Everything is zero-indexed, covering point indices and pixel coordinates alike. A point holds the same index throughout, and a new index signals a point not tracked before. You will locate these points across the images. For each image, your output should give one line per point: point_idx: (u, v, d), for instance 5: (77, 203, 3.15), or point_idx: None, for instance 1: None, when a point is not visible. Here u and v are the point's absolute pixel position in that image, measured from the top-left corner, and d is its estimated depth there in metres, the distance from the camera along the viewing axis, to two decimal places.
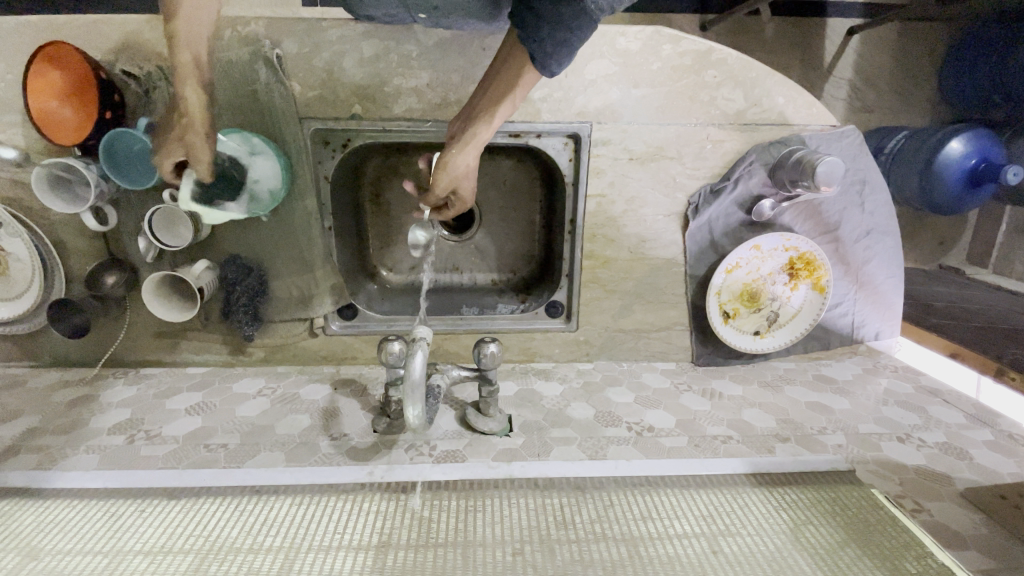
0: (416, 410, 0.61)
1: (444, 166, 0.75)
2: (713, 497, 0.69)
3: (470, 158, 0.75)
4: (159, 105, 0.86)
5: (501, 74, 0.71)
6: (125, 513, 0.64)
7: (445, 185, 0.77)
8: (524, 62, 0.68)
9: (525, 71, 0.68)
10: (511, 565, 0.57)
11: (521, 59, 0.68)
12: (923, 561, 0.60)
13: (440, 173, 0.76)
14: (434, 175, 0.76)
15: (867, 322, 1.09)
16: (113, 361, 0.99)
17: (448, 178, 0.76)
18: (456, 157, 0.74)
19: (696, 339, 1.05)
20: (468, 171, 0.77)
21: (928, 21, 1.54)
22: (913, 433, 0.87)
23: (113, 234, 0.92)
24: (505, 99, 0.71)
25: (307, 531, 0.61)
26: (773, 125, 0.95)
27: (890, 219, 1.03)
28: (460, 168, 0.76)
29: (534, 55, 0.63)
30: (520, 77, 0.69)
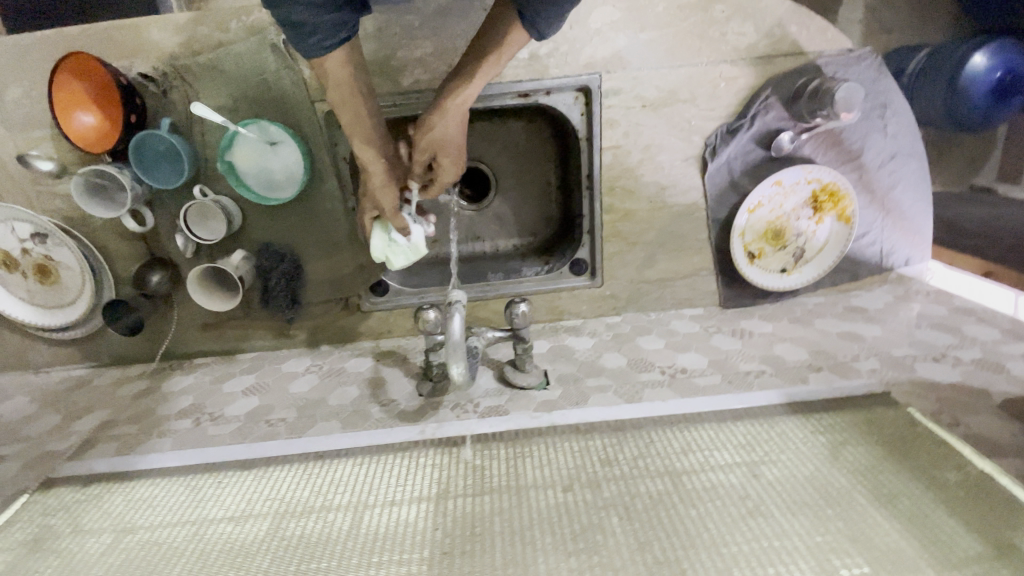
0: (460, 367, 0.64)
1: (422, 129, 0.73)
2: (751, 428, 0.71)
3: (449, 125, 0.71)
4: (178, 104, 0.88)
5: (486, 35, 0.68)
6: (205, 485, 0.70)
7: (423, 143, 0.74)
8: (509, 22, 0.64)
9: (512, 31, 0.65)
10: (563, 503, 0.61)
11: (507, 17, 0.64)
12: (961, 470, 0.62)
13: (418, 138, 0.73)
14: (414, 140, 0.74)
15: (896, 249, 1.07)
16: (167, 354, 1.05)
17: (425, 143, 0.73)
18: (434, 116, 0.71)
19: (723, 281, 1.05)
20: (448, 138, 0.73)
21: None
22: (948, 352, 0.87)
23: (151, 234, 0.96)
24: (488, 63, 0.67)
25: (371, 488, 0.66)
26: (788, 55, 0.93)
27: (915, 140, 1.01)
28: (439, 135, 0.72)
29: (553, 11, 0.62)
30: (505, 38, 0.65)
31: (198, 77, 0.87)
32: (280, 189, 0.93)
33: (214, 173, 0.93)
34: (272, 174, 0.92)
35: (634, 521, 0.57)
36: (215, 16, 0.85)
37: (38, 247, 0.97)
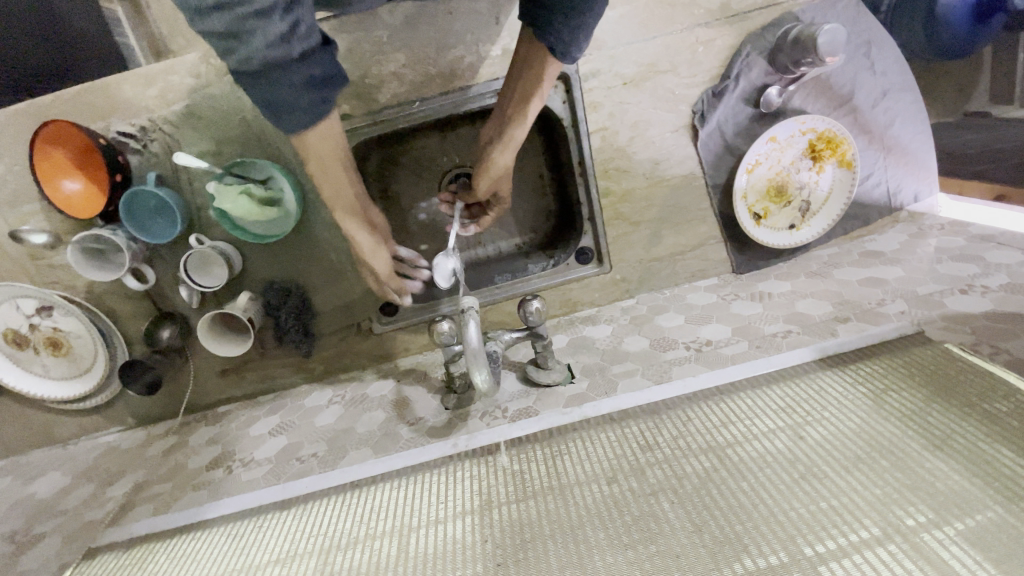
0: (484, 374, 0.62)
1: (481, 173, 0.78)
2: (788, 390, 0.69)
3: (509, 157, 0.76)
4: (161, 156, 0.88)
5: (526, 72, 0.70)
6: (246, 532, 0.69)
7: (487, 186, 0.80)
8: (546, 56, 0.66)
9: (550, 63, 0.66)
10: (609, 495, 0.59)
11: (544, 51, 0.66)
12: (1012, 400, 0.59)
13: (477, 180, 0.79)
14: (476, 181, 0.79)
15: (903, 187, 1.05)
16: (190, 407, 1.05)
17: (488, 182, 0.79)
18: (495, 162, 0.76)
19: (732, 247, 1.03)
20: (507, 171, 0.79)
21: None
22: (975, 282, 0.84)
23: (155, 290, 0.96)
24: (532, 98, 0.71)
25: (413, 511, 0.64)
26: (762, 9, 0.91)
27: (905, 74, 0.99)
28: (498, 171, 0.77)
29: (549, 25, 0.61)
30: (545, 69, 0.67)
31: (177, 126, 0.87)
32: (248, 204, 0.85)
33: (208, 220, 0.92)
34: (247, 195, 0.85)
35: (686, 504, 0.55)
36: (184, 63, 0.85)
37: (45, 321, 0.97)
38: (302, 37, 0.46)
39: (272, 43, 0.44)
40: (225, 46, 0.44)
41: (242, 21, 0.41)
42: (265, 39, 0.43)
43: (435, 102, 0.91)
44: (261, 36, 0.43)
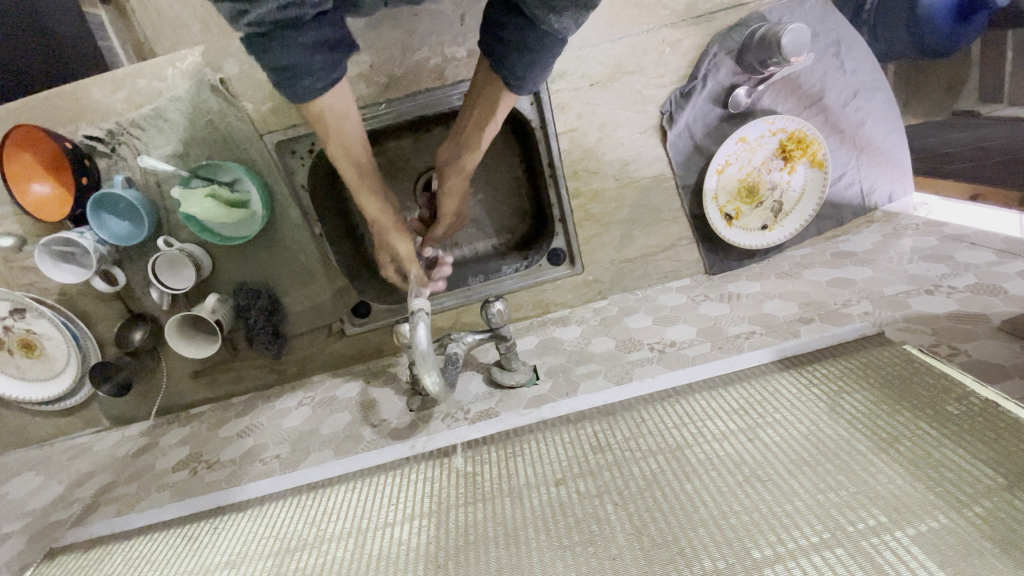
0: (433, 377, 0.63)
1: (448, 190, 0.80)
2: (744, 391, 0.69)
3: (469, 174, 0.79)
4: (129, 159, 0.89)
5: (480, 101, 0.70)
6: (202, 534, 0.69)
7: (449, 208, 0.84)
8: (499, 90, 0.65)
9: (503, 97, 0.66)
10: (556, 497, 0.59)
11: (496, 87, 0.65)
12: (964, 402, 0.59)
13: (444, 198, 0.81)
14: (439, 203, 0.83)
15: (877, 186, 1.04)
16: (163, 408, 1.05)
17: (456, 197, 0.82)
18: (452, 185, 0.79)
19: (704, 248, 1.03)
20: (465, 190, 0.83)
21: None
22: (942, 282, 0.84)
23: (126, 292, 0.96)
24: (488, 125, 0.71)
25: (366, 513, 0.64)
26: (728, 9, 0.91)
27: (876, 72, 0.98)
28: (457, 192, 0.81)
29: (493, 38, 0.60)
30: (498, 102, 0.67)
31: (143, 129, 0.88)
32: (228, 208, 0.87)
33: (177, 222, 0.93)
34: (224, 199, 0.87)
35: (630, 506, 0.55)
36: (151, 66, 0.86)
37: (19, 323, 0.98)
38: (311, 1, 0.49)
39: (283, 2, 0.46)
40: (242, 8, 0.46)
41: None
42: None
43: (402, 104, 0.92)
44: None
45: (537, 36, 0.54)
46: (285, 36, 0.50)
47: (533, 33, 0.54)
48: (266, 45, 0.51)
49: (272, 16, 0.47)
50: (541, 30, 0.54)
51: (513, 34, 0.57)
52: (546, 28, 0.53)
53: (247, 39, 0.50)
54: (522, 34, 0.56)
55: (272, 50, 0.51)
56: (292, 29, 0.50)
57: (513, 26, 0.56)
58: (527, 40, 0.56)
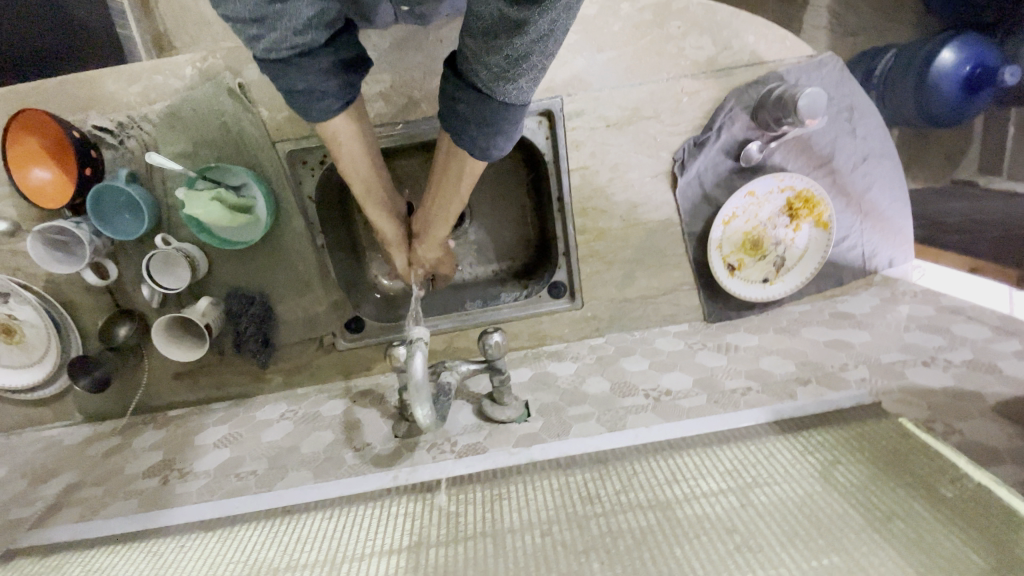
0: (425, 409, 0.60)
1: (424, 238, 0.80)
2: (738, 452, 0.68)
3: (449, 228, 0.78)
4: (137, 153, 0.87)
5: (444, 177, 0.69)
6: (166, 550, 0.66)
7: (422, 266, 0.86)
8: (463, 160, 0.62)
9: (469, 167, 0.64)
10: (541, 548, 0.57)
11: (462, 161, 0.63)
12: (958, 484, 0.58)
13: (421, 244, 0.81)
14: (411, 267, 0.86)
15: (878, 251, 1.05)
16: (139, 408, 1.02)
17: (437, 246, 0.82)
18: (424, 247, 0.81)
19: (705, 295, 1.03)
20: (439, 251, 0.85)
21: None
22: (938, 354, 0.84)
23: (116, 286, 0.94)
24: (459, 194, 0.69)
25: (341, 543, 0.62)
26: (747, 65, 0.93)
27: (885, 140, 1.00)
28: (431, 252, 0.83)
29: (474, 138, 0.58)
30: (466, 174, 0.65)
31: (155, 125, 0.86)
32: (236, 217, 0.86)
33: (178, 220, 0.91)
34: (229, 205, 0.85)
35: (616, 563, 0.54)
36: (170, 64, 0.85)
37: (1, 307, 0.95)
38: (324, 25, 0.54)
39: (297, 27, 0.51)
40: (258, 33, 0.51)
41: (269, 6, 0.48)
42: (292, 24, 0.51)
43: (418, 125, 0.92)
44: (287, 19, 0.50)
45: (496, 109, 0.53)
46: (301, 63, 0.55)
47: (492, 103, 0.52)
48: (282, 70, 0.55)
49: (288, 41, 0.52)
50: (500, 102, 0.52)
51: (469, 108, 0.54)
52: (502, 100, 0.52)
53: (264, 61, 0.55)
54: (477, 107, 0.53)
55: (287, 73, 0.55)
56: (309, 56, 0.55)
57: (468, 101, 0.54)
58: (485, 112, 0.53)
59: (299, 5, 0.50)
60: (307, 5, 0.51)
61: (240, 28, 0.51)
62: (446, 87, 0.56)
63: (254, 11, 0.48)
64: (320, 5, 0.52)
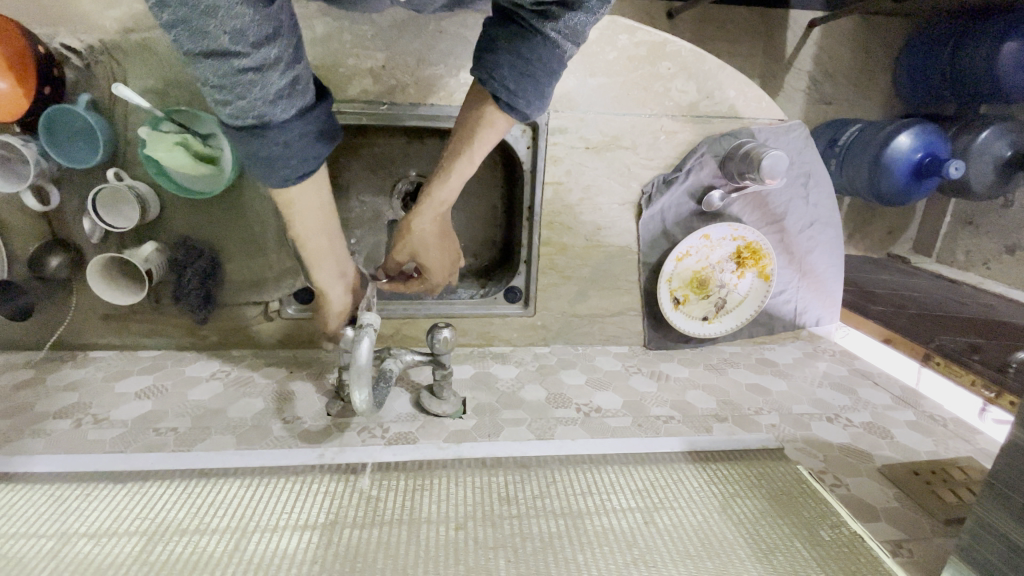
0: (362, 394, 0.61)
1: (421, 202, 0.74)
2: (651, 474, 0.73)
3: (450, 190, 0.73)
4: (102, 80, 0.83)
5: (463, 128, 0.71)
6: (69, 497, 0.64)
7: (406, 244, 0.79)
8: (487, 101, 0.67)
9: (491, 108, 0.67)
10: (453, 541, 0.59)
11: (488, 99, 0.67)
12: (836, 529, 0.65)
13: (414, 210, 0.75)
14: (397, 242, 0.79)
15: (809, 309, 1.14)
16: (59, 344, 0.97)
17: (431, 214, 0.74)
18: (415, 219, 0.75)
19: (648, 323, 1.09)
20: (428, 237, 0.78)
21: (873, 33, 1.80)
22: (841, 413, 0.93)
23: (55, 215, 0.89)
24: (475, 137, 0.69)
25: (255, 513, 0.62)
26: (724, 117, 0.98)
27: (832, 210, 1.09)
28: (418, 233, 0.77)
29: (498, 94, 0.64)
30: (485, 115, 0.67)
31: (127, 56, 0.82)
32: (199, 167, 0.82)
33: (135, 158, 0.87)
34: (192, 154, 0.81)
35: (521, 564, 0.57)
36: None
37: None
38: (297, 93, 0.56)
39: (268, 95, 0.52)
40: (226, 97, 0.51)
41: (242, 73, 0.49)
42: (263, 92, 0.51)
43: (404, 110, 0.92)
44: (259, 88, 0.51)
45: (535, 44, 0.61)
46: (266, 128, 0.55)
47: (529, 41, 0.61)
48: (246, 135, 0.55)
49: (256, 109, 0.52)
50: (538, 39, 0.61)
51: (507, 44, 0.62)
52: (544, 38, 0.61)
53: (227, 125, 0.55)
54: (515, 42, 0.62)
55: (251, 140, 0.55)
56: (277, 122, 0.55)
57: (507, 38, 0.62)
58: (519, 46, 0.61)
59: (271, 73, 0.51)
60: (278, 75, 0.52)
61: (209, 90, 0.51)
62: (487, 32, 0.65)
63: (221, 76, 0.49)
64: (292, 75, 0.54)
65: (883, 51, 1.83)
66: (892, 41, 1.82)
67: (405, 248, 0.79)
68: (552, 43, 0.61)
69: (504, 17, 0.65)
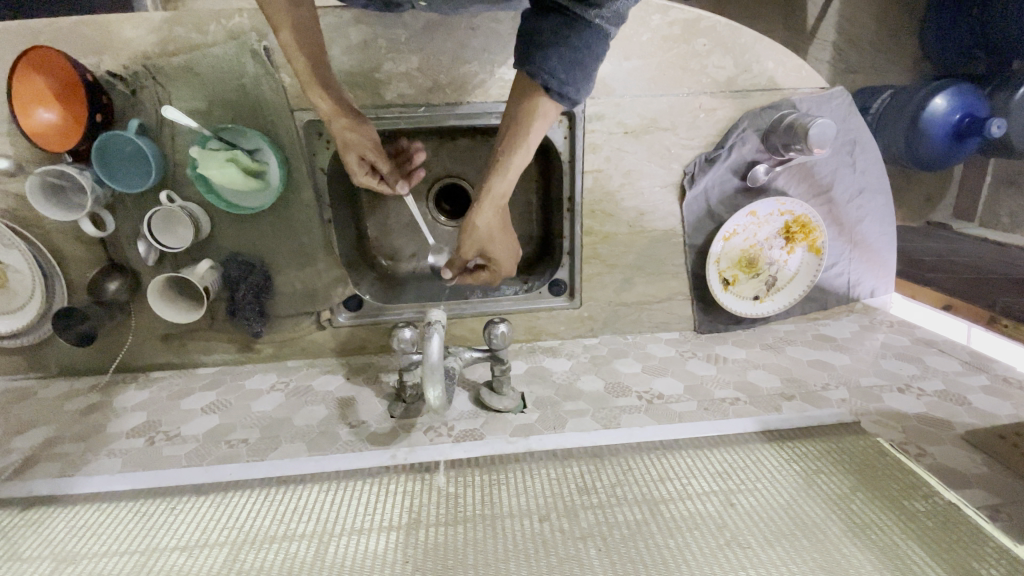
0: (436, 391, 0.62)
1: (479, 198, 0.72)
2: (726, 455, 0.71)
3: (509, 182, 0.71)
4: (149, 105, 0.85)
5: (511, 122, 0.69)
6: (156, 511, 0.65)
7: (470, 243, 0.78)
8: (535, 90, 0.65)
9: (542, 99, 0.66)
10: (539, 533, 0.59)
11: (536, 90, 0.66)
12: (929, 500, 0.63)
13: (474, 207, 0.73)
14: (461, 243, 0.78)
15: (862, 280, 1.11)
16: (122, 366, 0.99)
17: (493, 208, 0.73)
18: (476, 217, 0.74)
19: (698, 307, 1.07)
20: (490, 230, 0.77)
21: None
22: (912, 383, 0.90)
23: (111, 240, 0.91)
24: (529, 128, 0.67)
25: (337, 516, 0.62)
26: (763, 90, 0.96)
27: (881, 177, 1.05)
28: (481, 228, 0.76)
29: (550, 86, 0.63)
30: (537, 105, 0.66)
31: (171, 79, 0.84)
32: (251, 181, 0.85)
33: (184, 178, 0.89)
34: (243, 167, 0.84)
35: (612, 552, 0.56)
36: (193, 18, 0.82)
37: None
38: None
39: None
40: None
41: None
42: None
43: (441, 110, 0.92)
44: None
45: (581, 30, 0.62)
46: None
47: (576, 29, 0.62)
48: None
49: None
50: (584, 27, 0.62)
51: (554, 38, 0.62)
52: (587, 24, 0.62)
53: None
54: (561, 34, 0.62)
55: None
56: None
57: (551, 31, 0.62)
58: (567, 35, 0.62)
59: None
60: None
61: None
62: (527, 26, 0.65)
63: None
64: None
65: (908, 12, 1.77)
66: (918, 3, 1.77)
67: (471, 247, 0.78)
68: (597, 29, 0.62)
69: (543, 8, 0.64)
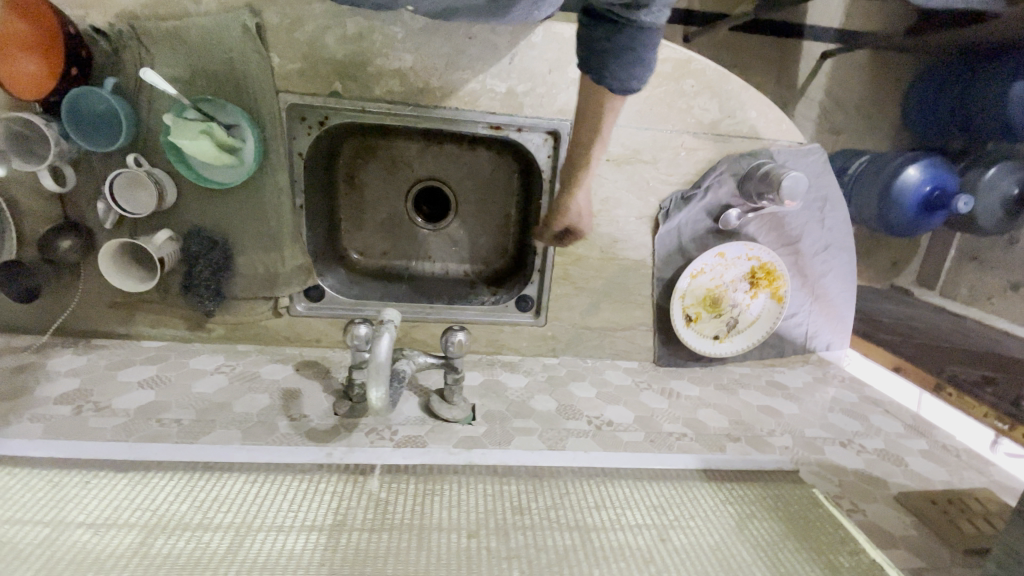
0: (379, 392, 0.60)
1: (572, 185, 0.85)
2: (665, 490, 0.71)
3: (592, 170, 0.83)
4: (129, 66, 0.82)
5: (585, 118, 0.76)
6: (68, 484, 0.61)
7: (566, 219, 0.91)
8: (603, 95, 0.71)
9: (612, 100, 0.72)
10: (465, 549, 0.58)
11: (601, 95, 0.72)
12: (856, 556, 0.63)
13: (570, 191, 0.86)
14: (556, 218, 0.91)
15: (819, 333, 1.14)
16: (62, 329, 0.95)
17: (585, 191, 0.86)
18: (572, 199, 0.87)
19: (659, 339, 1.08)
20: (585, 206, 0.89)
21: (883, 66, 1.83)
22: (855, 439, 0.92)
23: (69, 197, 0.88)
24: (603, 125, 0.75)
25: (260, 510, 0.60)
26: (745, 137, 0.99)
27: (847, 235, 1.09)
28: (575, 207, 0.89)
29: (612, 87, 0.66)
30: (604, 107, 0.73)
31: (156, 43, 0.82)
32: (223, 155, 0.82)
33: (155, 145, 0.86)
34: (218, 141, 0.81)
35: None
36: None
37: None
38: None
39: None
40: None
41: None
42: None
43: (428, 112, 0.92)
44: None
45: (631, 32, 0.61)
46: None
47: (627, 33, 0.61)
48: None
49: None
50: (633, 30, 0.61)
51: (605, 43, 0.63)
52: (638, 24, 0.61)
53: None
54: (614, 41, 0.63)
55: None
56: None
57: (606, 36, 0.63)
58: (620, 43, 0.62)
59: None
60: None
61: None
62: (584, 38, 0.67)
63: None
64: None
65: (892, 84, 1.86)
66: (901, 76, 1.86)
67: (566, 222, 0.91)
68: (647, 26, 0.61)
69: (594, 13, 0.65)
